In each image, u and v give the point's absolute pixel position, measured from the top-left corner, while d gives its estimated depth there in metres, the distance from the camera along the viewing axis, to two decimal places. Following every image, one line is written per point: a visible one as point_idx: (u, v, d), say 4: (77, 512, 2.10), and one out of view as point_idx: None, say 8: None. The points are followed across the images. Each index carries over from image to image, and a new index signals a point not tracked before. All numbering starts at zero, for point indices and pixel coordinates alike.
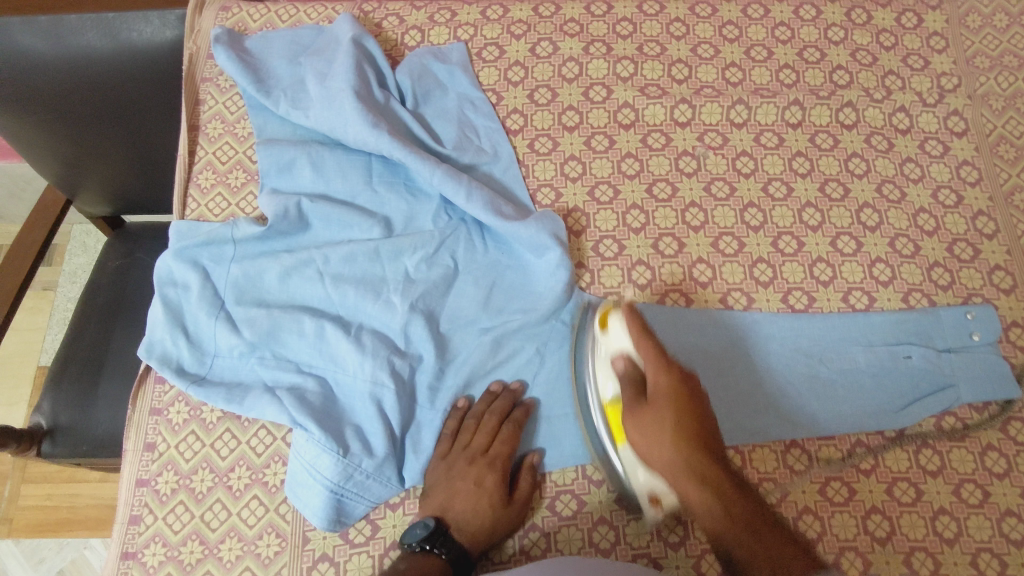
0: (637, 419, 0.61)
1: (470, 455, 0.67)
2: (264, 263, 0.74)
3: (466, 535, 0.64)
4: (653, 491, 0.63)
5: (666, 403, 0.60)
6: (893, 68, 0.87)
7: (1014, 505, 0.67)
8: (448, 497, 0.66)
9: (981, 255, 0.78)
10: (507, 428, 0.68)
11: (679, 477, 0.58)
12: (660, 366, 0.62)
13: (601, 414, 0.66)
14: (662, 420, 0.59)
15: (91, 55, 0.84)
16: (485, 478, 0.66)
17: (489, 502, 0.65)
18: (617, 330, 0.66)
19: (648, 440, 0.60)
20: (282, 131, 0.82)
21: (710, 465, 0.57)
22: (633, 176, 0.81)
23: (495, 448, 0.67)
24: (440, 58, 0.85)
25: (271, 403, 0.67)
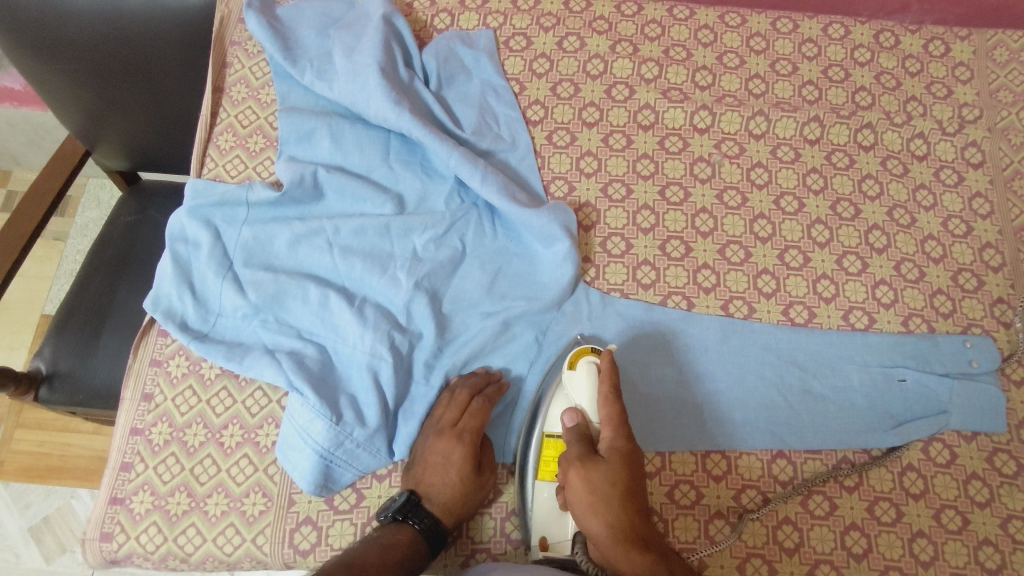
0: (586, 471, 0.60)
1: (439, 428, 0.67)
2: (275, 228, 0.75)
3: (437, 507, 0.64)
4: (546, 535, 0.65)
5: (619, 464, 0.61)
6: (916, 94, 0.87)
7: (993, 535, 0.68)
8: (420, 471, 0.66)
9: (985, 287, 0.79)
10: (477, 401, 0.67)
11: (616, 545, 0.57)
12: (616, 428, 0.63)
13: (536, 445, 0.67)
14: (612, 478, 0.60)
15: (123, 11, 0.84)
16: (452, 452, 0.65)
17: (459, 476, 0.65)
18: (585, 381, 0.67)
19: (592, 497, 0.59)
20: (304, 101, 0.82)
21: (653, 544, 0.58)
22: (647, 177, 0.82)
23: (463, 422, 0.67)
24: (467, 44, 0.86)
25: (269, 365, 0.68)
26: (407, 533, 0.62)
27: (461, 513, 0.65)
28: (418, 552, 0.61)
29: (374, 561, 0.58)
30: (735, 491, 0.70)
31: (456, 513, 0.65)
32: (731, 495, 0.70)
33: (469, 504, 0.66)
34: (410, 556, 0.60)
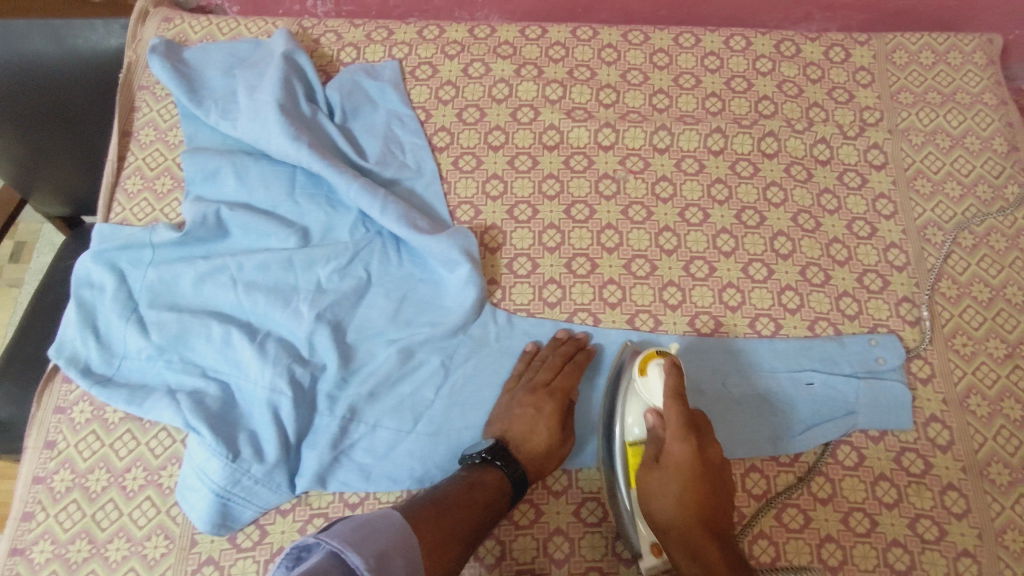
0: (647, 480, 0.64)
1: (531, 386, 0.71)
2: (179, 269, 0.76)
3: (524, 455, 0.67)
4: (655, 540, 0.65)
5: (676, 472, 0.63)
6: (819, 100, 0.88)
7: (901, 536, 0.68)
8: (507, 423, 0.69)
9: (890, 287, 0.79)
10: (569, 366, 0.72)
11: (677, 548, 0.62)
12: (679, 436, 0.63)
13: (620, 455, 0.67)
14: (668, 489, 0.63)
15: (38, 59, 0.88)
16: (544, 405, 0.69)
17: (549, 430, 0.69)
18: (656, 382, 0.65)
19: (655, 497, 0.64)
20: (211, 140, 0.83)
21: (708, 548, 0.61)
22: (553, 197, 0.83)
23: (557, 381, 0.71)
24: (372, 75, 0.87)
25: (169, 406, 0.68)
26: (495, 479, 0.65)
27: (543, 467, 0.68)
28: (502, 495, 0.64)
29: (461, 500, 0.62)
30: None
31: (539, 466, 0.68)
32: None
33: (551, 460, 0.69)
34: (494, 500, 0.63)
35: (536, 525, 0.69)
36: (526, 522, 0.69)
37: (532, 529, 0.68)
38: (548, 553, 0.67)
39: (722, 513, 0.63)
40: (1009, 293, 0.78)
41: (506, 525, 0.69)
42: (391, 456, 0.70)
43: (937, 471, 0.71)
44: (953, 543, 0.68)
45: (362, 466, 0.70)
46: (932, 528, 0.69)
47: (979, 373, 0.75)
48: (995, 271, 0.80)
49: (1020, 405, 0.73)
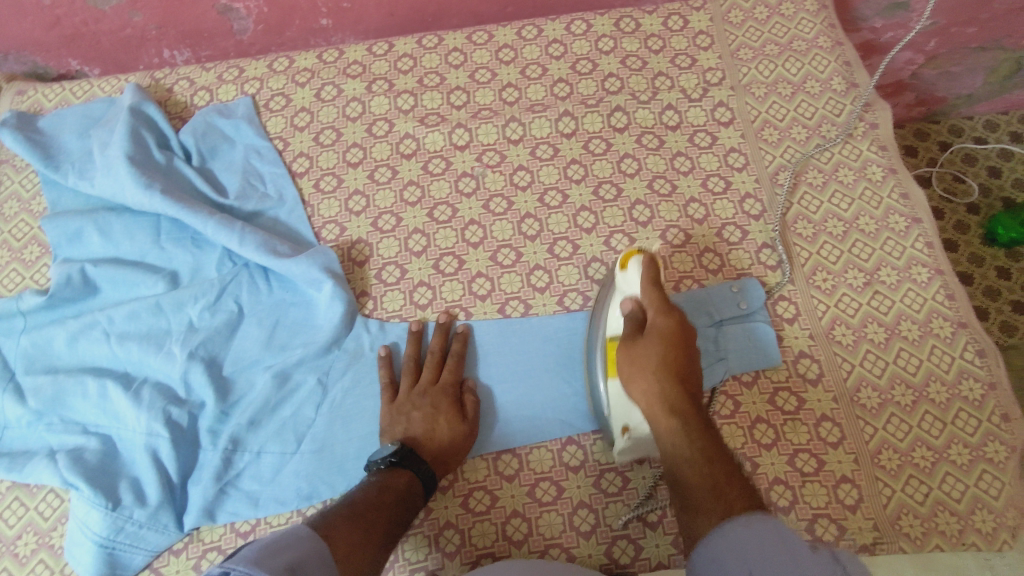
0: (631, 349, 0.65)
1: (423, 387, 0.72)
2: (50, 332, 0.77)
3: (428, 455, 0.67)
4: (627, 422, 0.67)
5: (658, 341, 0.64)
6: (663, 69, 0.91)
7: (782, 473, 0.69)
8: (408, 424, 0.69)
9: (749, 236, 0.81)
10: (451, 362, 0.74)
11: (656, 407, 0.61)
12: (660, 310, 0.66)
13: (600, 348, 0.70)
14: (651, 350, 0.64)
15: None
16: (440, 402, 0.71)
17: (449, 426, 0.69)
18: (634, 274, 0.69)
19: (633, 369, 0.64)
20: (74, 203, 0.84)
21: (681, 400, 0.61)
22: (415, 203, 0.84)
23: (442, 378, 0.73)
24: (225, 114, 0.89)
25: (48, 466, 0.69)
26: (405, 478, 0.64)
27: (451, 460, 0.69)
28: (416, 493, 0.64)
29: (375, 501, 0.61)
30: (528, 486, 0.70)
31: (447, 459, 0.68)
32: (526, 491, 0.70)
33: (459, 452, 0.69)
34: (408, 497, 0.63)
35: (425, 522, 0.70)
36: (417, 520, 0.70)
37: (422, 527, 0.69)
38: (439, 548, 0.68)
39: (696, 384, 0.64)
40: (861, 224, 0.81)
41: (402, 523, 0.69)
42: (277, 480, 0.71)
43: (810, 404, 0.72)
44: (832, 472, 0.69)
45: (250, 494, 0.70)
46: (810, 461, 0.70)
47: (841, 305, 0.77)
48: (846, 205, 0.82)
49: (882, 328, 0.75)
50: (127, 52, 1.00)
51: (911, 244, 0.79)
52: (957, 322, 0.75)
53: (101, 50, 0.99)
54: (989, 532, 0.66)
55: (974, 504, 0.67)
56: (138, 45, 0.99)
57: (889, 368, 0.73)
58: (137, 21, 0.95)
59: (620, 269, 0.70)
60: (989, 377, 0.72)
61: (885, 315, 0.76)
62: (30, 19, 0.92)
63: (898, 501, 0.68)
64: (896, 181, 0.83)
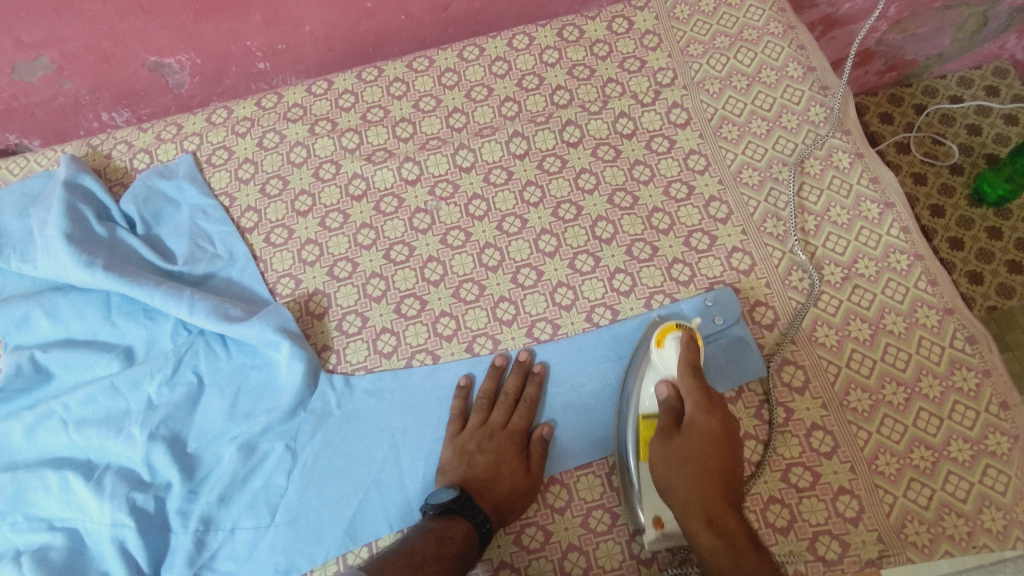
0: (668, 447, 0.63)
1: (490, 432, 0.70)
2: (6, 426, 0.74)
3: (490, 504, 0.65)
4: (658, 514, 0.64)
5: (699, 438, 0.63)
6: (612, 75, 0.88)
7: (777, 491, 0.66)
8: (468, 470, 0.67)
9: (718, 241, 0.78)
10: (522, 404, 0.71)
11: (694, 515, 0.60)
12: (701, 403, 0.64)
13: (633, 429, 0.66)
14: (690, 454, 0.62)
15: None
16: (504, 448, 0.68)
17: (512, 474, 0.67)
18: (672, 354, 0.67)
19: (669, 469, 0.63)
20: (20, 286, 0.81)
21: (727, 518, 0.59)
22: (370, 246, 0.81)
23: (513, 422, 0.70)
24: (166, 176, 0.86)
25: (12, 571, 0.66)
26: (464, 528, 0.62)
27: (509, 514, 0.66)
28: (472, 546, 0.62)
29: (433, 553, 0.59)
30: (514, 533, 0.67)
31: (504, 513, 0.66)
32: (512, 540, 0.67)
33: (515, 505, 0.66)
34: (466, 550, 0.61)
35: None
36: None
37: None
38: None
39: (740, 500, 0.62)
40: (833, 215, 0.77)
41: None
42: (253, 557, 0.68)
43: (799, 414, 0.69)
44: (829, 484, 0.65)
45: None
46: (805, 476, 0.66)
47: (821, 303, 0.73)
48: (815, 197, 0.78)
49: (866, 324, 0.72)
50: (65, 120, 0.97)
51: (886, 231, 0.76)
52: (943, 310, 0.72)
53: (36, 121, 0.96)
54: (1000, 531, 0.62)
55: (981, 502, 0.64)
56: (73, 111, 0.96)
57: (877, 365, 0.70)
58: (68, 88, 0.92)
59: (655, 347, 0.68)
60: (982, 364, 0.69)
61: (868, 309, 0.72)
62: None
63: (901, 507, 0.64)
64: (865, 165, 0.80)
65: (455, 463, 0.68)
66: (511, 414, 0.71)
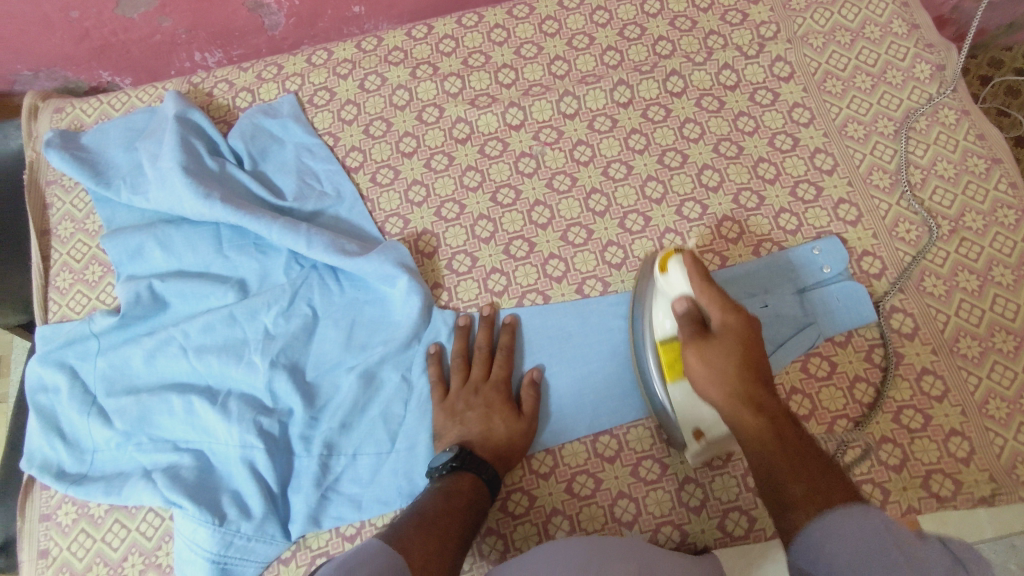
0: (704, 351, 0.61)
1: (472, 386, 0.71)
2: (127, 352, 0.76)
3: (489, 453, 0.67)
4: (698, 426, 0.65)
5: (735, 343, 0.61)
6: (713, 27, 0.88)
7: (889, 432, 0.68)
8: (463, 427, 0.68)
9: (824, 193, 0.79)
10: (500, 356, 0.73)
11: (737, 403, 0.59)
12: (724, 305, 0.63)
13: (652, 351, 0.68)
14: (729, 352, 0.61)
15: None
16: (492, 399, 0.70)
17: (506, 424, 0.69)
18: (678, 276, 0.65)
19: (710, 373, 0.61)
20: (130, 218, 0.83)
21: (771, 403, 0.60)
22: (476, 188, 0.82)
23: (493, 374, 0.72)
24: (271, 113, 0.86)
25: (146, 487, 0.69)
26: (470, 480, 0.64)
27: (510, 457, 0.68)
28: (481, 495, 0.64)
29: (443, 508, 0.60)
30: (630, 466, 0.70)
31: (505, 457, 0.68)
32: (629, 472, 0.70)
33: (516, 448, 0.69)
34: (476, 500, 0.63)
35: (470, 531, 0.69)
36: (522, 510, 0.69)
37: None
38: (550, 535, 0.68)
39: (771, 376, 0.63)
40: (939, 170, 0.79)
41: (505, 517, 0.69)
42: (376, 481, 0.70)
43: (909, 359, 0.71)
44: (940, 427, 0.68)
45: (352, 497, 0.70)
46: (916, 418, 0.68)
47: (929, 255, 0.75)
48: (922, 151, 0.80)
49: (974, 276, 0.73)
50: (158, 59, 0.97)
51: (993, 186, 0.77)
52: None
53: (131, 58, 0.96)
54: None
55: None
56: (168, 50, 0.96)
57: (986, 315, 0.72)
58: (166, 26, 0.92)
59: (661, 273, 0.67)
60: None
61: (975, 261, 0.74)
62: (60, 34, 0.90)
63: (1011, 449, 0.67)
64: (971, 122, 0.81)
65: (447, 421, 0.69)
66: (489, 365, 0.73)
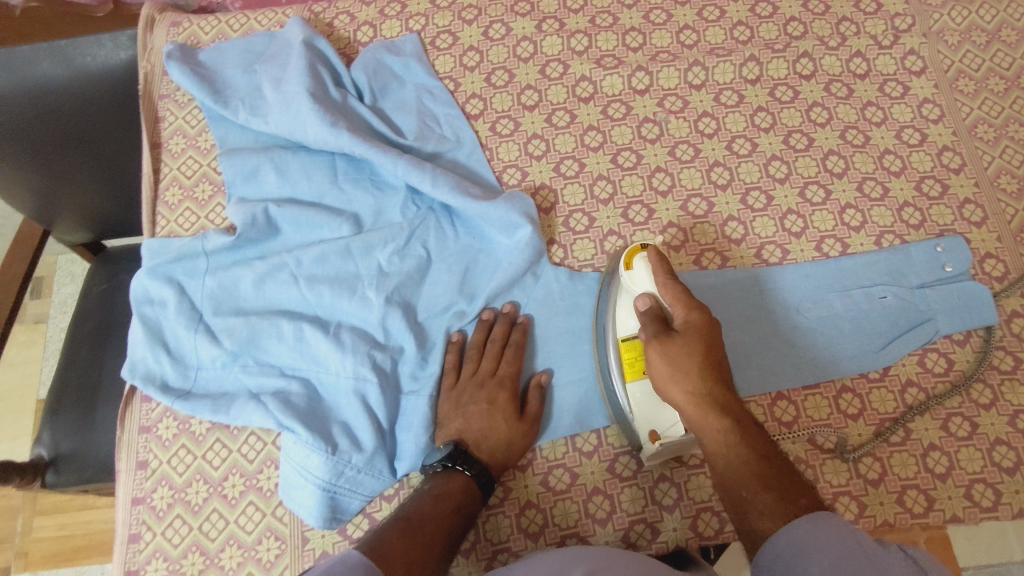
0: (664, 347, 0.61)
1: (478, 380, 0.70)
2: (237, 273, 0.74)
3: (485, 454, 0.66)
4: (655, 429, 0.64)
5: (694, 333, 0.60)
6: (847, 14, 0.87)
7: (1003, 434, 0.68)
8: (463, 423, 0.68)
9: (950, 191, 0.78)
10: (509, 350, 0.71)
11: (704, 412, 0.58)
12: (690, 303, 0.62)
13: (614, 350, 0.67)
14: (689, 348, 0.60)
15: (63, 90, 0.81)
16: (496, 396, 0.68)
17: (507, 424, 0.67)
18: (641, 272, 0.66)
19: (674, 369, 0.60)
20: (244, 140, 0.82)
21: (731, 403, 0.58)
22: (597, 148, 0.81)
23: (501, 369, 0.70)
24: (394, 51, 0.85)
25: (256, 409, 0.68)
26: (460, 482, 0.63)
27: (507, 459, 0.67)
28: (472, 497, 0.63)
29: (431, 511, 0.59)
30: None
31: (502, 459, 0.67)
32: None
33: (514, 450, 0.67)
34: (465, 503, 0.62)
35: (574, 488, 0.69)
36: (630, 473, 0.69)
37: (571, 492, 0.69)
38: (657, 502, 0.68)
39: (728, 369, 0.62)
40: None
41: (612, 478, 0.69)
42: None
43: None
44: None
45: None
46: None
47: None
48: None
49: None
50: None
51: None
52: None
53: None
54: None
55: None
56: None
57: None
58: None
59: (625, 270, 0.68)
60: None
61: None
62: None
63: None
64: None
65: (451, 413, 0.69)
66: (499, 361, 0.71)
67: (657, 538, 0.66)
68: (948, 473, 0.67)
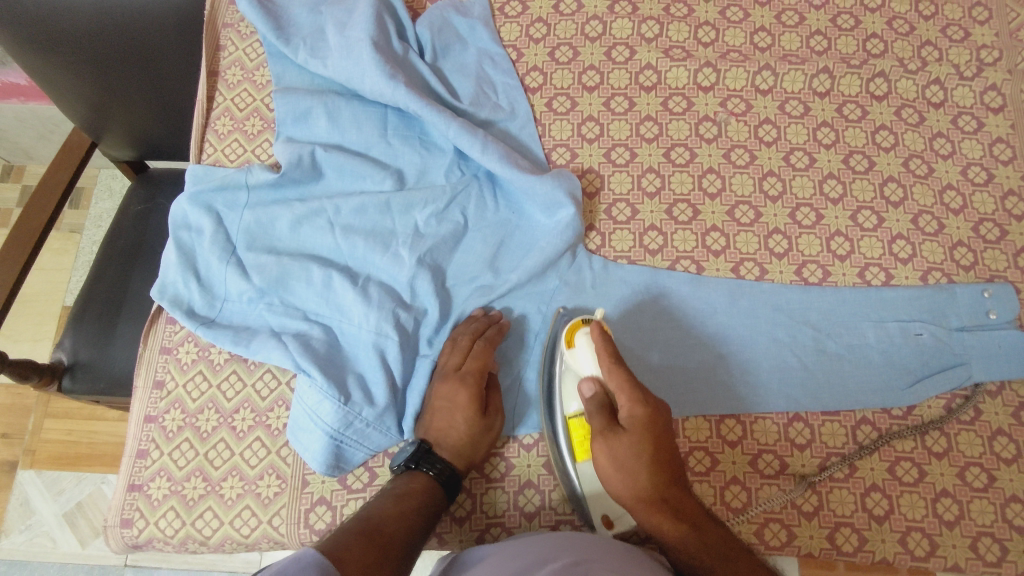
0: (612, 445, 0.59)
1: (444, 373, 0.68)
2: (275, 212, 0.75)
3: (448, 452, 0.65)
4: (607, 513, 0.64)
5: (641, 430, 0.59)
6: (931, 38, 0.84)
7: (1020, 492, 0.67)
8: (429, 419, 0.67)
9: (1008, 237, 0.76)
10: (479, 344, 0.68)
11: (658, 515, 0.57)
12: (635, 396, 0.60)
13: (564, 430, 0.66)
14: (638, 449, 0.58)
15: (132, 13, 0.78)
16: (456, 395, 0.66)
17: (468, 421, 0.66)
18: (584, 353, 0.65)
19: (618, 471, 0.59)
20: (300, 80, 0.81)
21: (683, 501, 0.57)
22: (652, 140, 0.80)
23: (465, 365, 0.67)
24: (462, 12, 0.84)
25: (276, 348, 0.68)
26: (422, 481, 0.62)
27: (473, 455, 0.66)
28: (434, 496, 0.62)
29: (390, 511, 0.58)
30: (751, 455, 0.68)
31: (466, 456, 0.66)
32: (748, 460, 0.68)
33: (480, 446, 0.67)
34: (426, 503, 0.61)
35: None
36: None
37: None
38: None
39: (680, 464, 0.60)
40: None
41: None
42: None
43: None
44: None
45: None
46: None
47: None
48: None
49: None
50: None
51: None
52: None
53: None
54: None
55: None
56: None
57: None
58: None
59: (568, 346, 0.66)
60: None
61: None
62: None
63: None
64: None
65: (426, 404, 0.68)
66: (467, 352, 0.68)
67: (651, 537, 0.66)
68: (956, 521, 0.65)
